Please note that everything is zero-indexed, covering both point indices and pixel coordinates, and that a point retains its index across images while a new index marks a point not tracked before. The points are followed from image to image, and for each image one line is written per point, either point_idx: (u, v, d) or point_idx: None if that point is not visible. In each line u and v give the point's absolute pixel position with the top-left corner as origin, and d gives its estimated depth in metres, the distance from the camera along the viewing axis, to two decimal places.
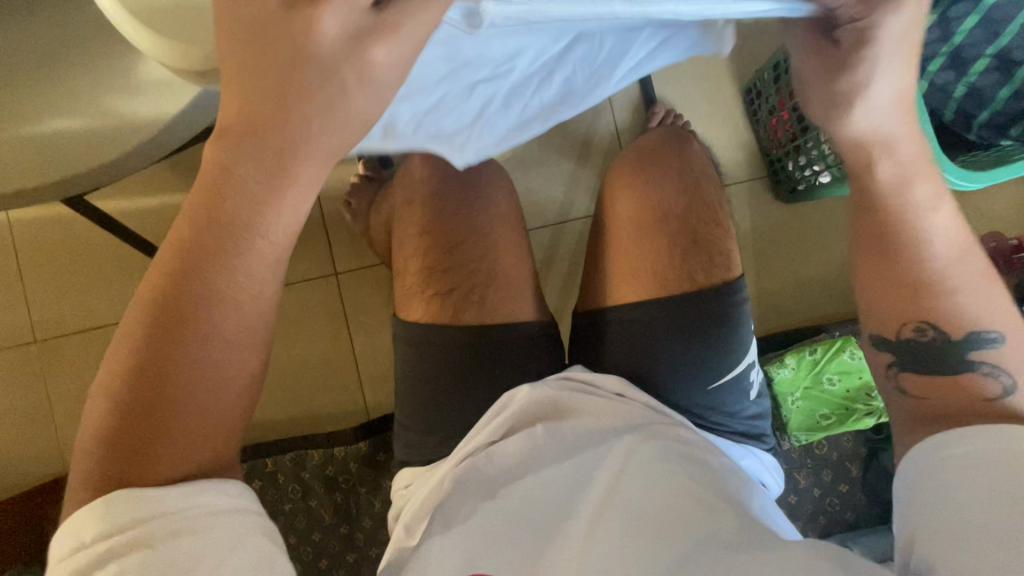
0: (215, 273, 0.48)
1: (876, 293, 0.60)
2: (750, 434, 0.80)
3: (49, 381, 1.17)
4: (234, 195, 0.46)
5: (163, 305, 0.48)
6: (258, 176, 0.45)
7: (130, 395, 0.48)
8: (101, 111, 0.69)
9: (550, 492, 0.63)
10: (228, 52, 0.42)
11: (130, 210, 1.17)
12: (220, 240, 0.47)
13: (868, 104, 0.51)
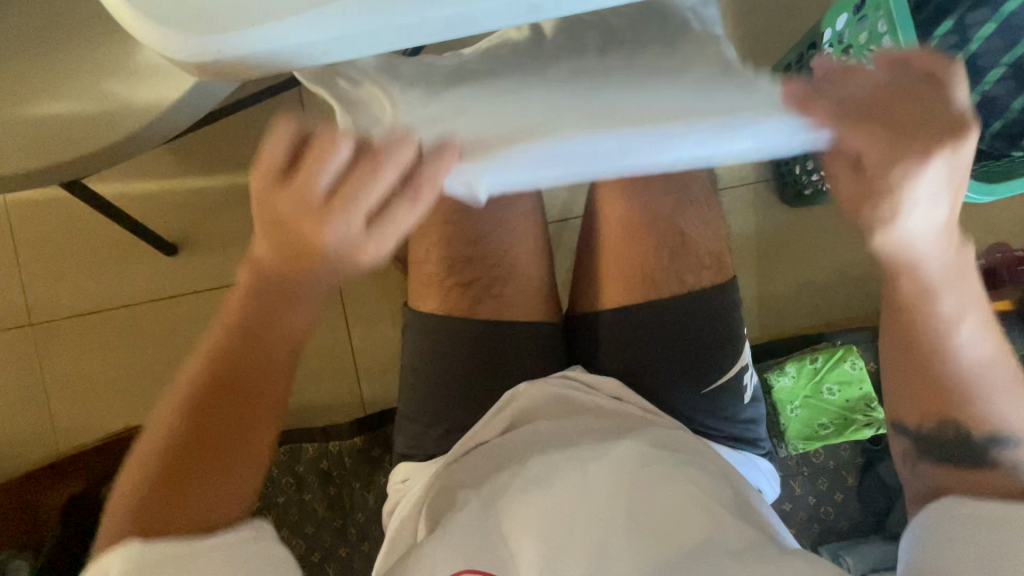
0: (251, 354, 0.54)
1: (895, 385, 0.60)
2: (746, 440, 0.77)
3: (45, 364, 1.16)
4: (280, 301, 0.53)
5: (206, 381, 0.54)
6: (288, 294, 0.52)
7: (160, 461, 0.52)
8: (99, 95, 0.68)
9: (551, 487, 0.61)
10: (265, 211, 0.49)
11: (129, 194, 1.15)
12: (255, 325, 0.53)
13: (904, 233, 0.52)
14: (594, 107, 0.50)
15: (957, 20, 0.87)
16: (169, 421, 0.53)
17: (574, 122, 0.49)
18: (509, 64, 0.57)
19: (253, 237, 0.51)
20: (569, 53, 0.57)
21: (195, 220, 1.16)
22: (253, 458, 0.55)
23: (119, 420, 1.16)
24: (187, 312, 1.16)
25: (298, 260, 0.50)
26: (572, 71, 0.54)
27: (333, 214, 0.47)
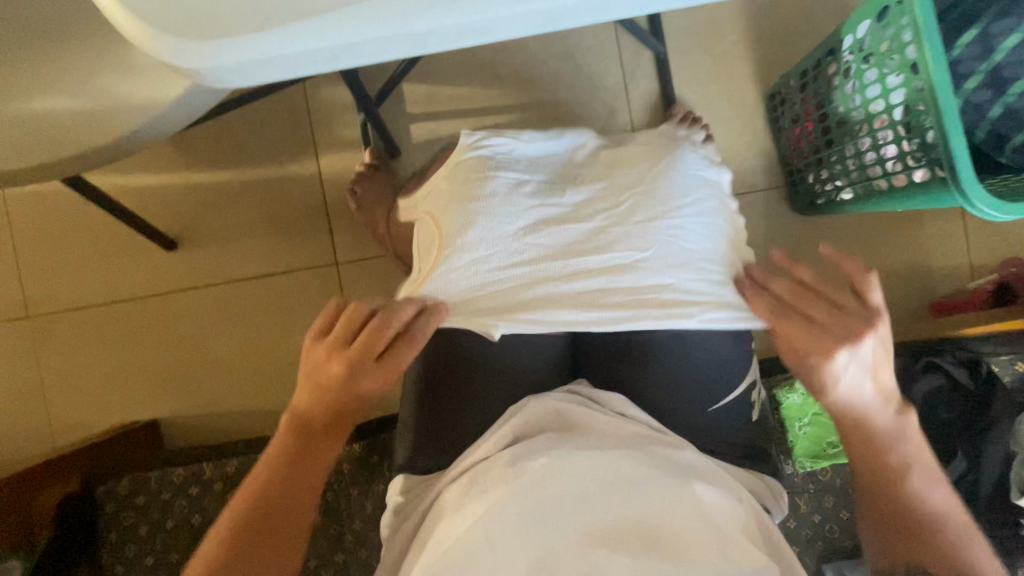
0: (284, 503, 0.62)
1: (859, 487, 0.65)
2: (756, 458, 0.73)
3: (42, 359, 1.14)
4: (341, 412, 0.65)
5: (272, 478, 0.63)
6: (322, 444, 0.65)
7: (223, 552, 0.59)
8: (98, 92, 0.66)
9: (558, 492, 0.59)
10: (314, 363, 0.64)
11: (129, 188, 1.13)
12: (292, 473, 0.63)
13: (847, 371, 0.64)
14: (594, 282, 0.65)
15: (981, 31, 0.85)
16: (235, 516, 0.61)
17: (575, 287, 0.65)
18: (530, 204, 0.67)
19: (301, 391, 0.65)
20: (581, 199, 0.68)
21: (194, 216, 1.14)
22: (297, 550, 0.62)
23: (116, 417, 1.14)
24: (185, 310, 1.14)
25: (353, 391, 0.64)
26: (587, 229, 0.66)
27: (371, 376, 0.63)
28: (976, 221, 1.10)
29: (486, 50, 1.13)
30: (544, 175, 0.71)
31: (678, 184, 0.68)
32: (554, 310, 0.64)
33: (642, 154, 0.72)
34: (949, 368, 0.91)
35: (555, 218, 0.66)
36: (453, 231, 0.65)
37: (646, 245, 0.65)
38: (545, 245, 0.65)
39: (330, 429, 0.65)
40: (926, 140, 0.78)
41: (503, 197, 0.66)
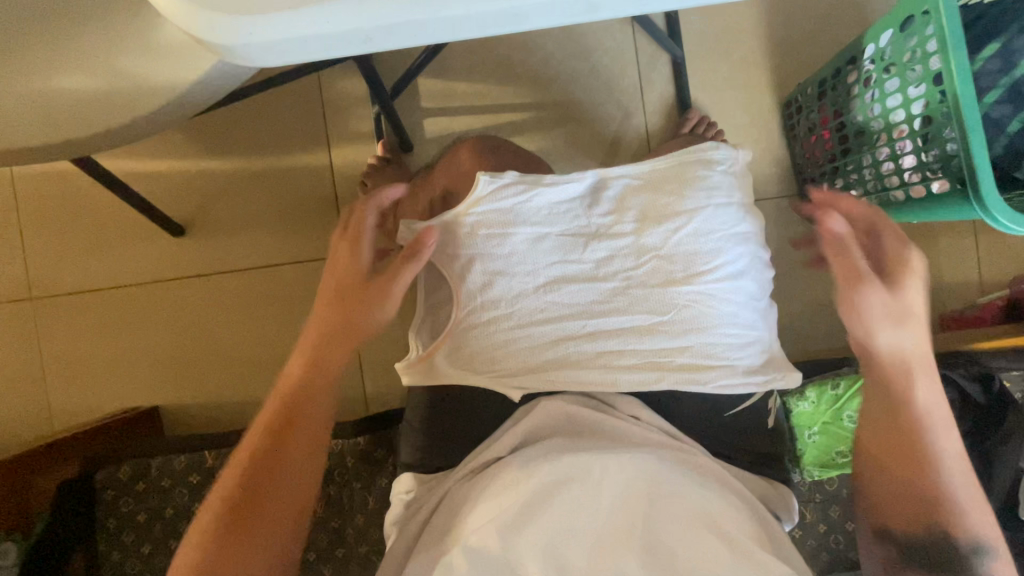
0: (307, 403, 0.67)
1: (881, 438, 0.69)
2: (765, 465, 0.72)
3: (44, 341, 1.13)
4: (309, 388, 0.68)
5: (247, 468, 0.64)
6: (340, 338, 0.69)
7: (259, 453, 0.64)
8: (114, 71, 0.65)
9: (561, 490, 0.58)
10: (331, 282, 0.71)
11: (139, 172, 1.13)
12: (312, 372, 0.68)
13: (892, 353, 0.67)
14: (616, 343, 0.67)
15: (1003, 45, 0.85)
16: (215, 514, 0.61)
17: (594, 347, 0.67)
18: (551, 261, 0.67)
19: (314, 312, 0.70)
20: (603, 255, 0.67)
21: (203, 203, 1.13)
22: (284, 531, 0.63)
23: (116, 402, 1.13)
24: (190, 297, 1.13)
25: (316, 352, 0.69)
26: (606, 290, 0.67)
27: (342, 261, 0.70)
28: (988, 237, 1.10)
29: (503, 48, 1.13)
30: (565, 226, 0.68)
31: (701, 243, 0.67)
32: (572, 370, 0.67)
33: (670, 203, 0.67)
34: (962, 381, 0.90)
35: (575, 277, 0.67)
36: (473, 288, 0.67)
37: (665, 308, 0.66)
38: (567, 303, 0.67)
39: (341, 326, 0.69)
40: (945, 152, 0.77)
41: (523, 253, 0.67)
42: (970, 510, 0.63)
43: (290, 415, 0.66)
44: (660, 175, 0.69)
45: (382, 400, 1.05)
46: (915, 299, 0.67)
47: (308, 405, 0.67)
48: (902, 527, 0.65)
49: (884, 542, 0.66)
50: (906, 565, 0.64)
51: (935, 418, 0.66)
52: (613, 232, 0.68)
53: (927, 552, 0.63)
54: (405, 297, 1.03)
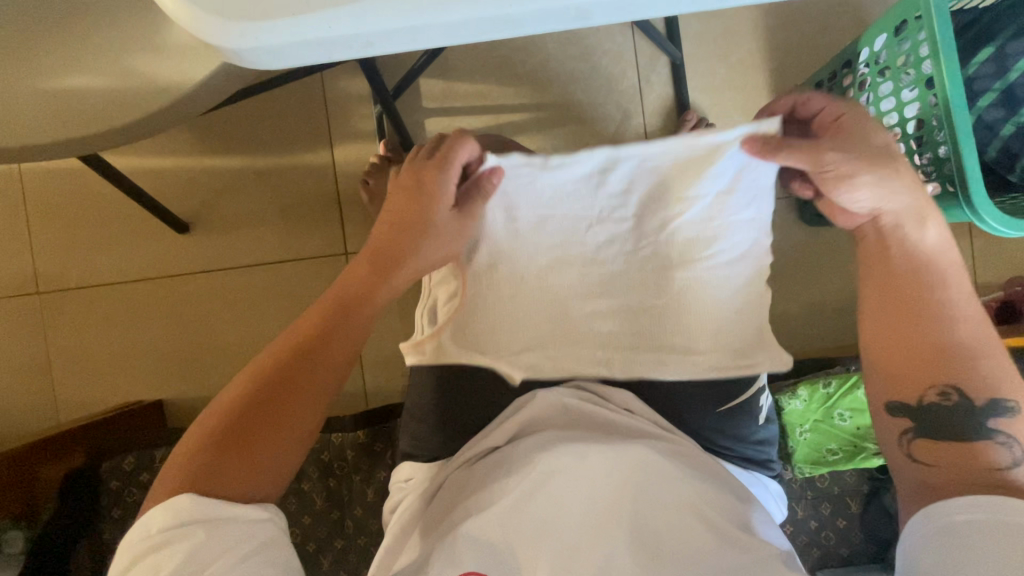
0: (357, 312, 0.62)
1: (908, 367, 0.61)
2: (755, 460, 0.73)
3: (50, 336, 1.15)
4: (357, 305, 0.62)
5: (277, 368, 0.58)
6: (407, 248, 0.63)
7: (291, 356, 0.59)
8: (124, 71, 0.67)
9: (553, 485, 0.59)
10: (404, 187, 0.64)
11: (144, 170, 1.15)
12: (372, 276, 0.62)
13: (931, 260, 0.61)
14: (612, 323, 0.70)
15: (997, 49, 0.86)
16: (227, 413, 0.56)
17: (594, 326, 0.70)
18: (552, 244, 0.68)
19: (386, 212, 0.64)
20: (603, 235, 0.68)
21: (207, 200, 1.15)
22: (296, 450, 0.57)
23: (121, 395, 1.15)
24: (194, 292, 1.15)
25: (376, 268, 0.63)
26: (606, 273, 0.69)
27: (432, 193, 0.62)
28: (983, 240, 1.11)
29: (504, 49, 1.14)
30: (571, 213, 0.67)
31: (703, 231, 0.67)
32: (569, 346, 0.71)
33: (676, 189, 0.65)
34: None
35: (576, 258, 0.68)
36: (477, 269, 0.69)
37: (663, 294, 0.68)
38: (563, 287, 0.69)
39: (408, 233, 0.62)
40: (938, 154, 0.79)
41: (524, 235, 0.67)
42: (984, 354, 0.59)
43: (329, 331, 0.61)
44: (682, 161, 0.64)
45: (382, 395, 1.06)
46: (883, 141, 0.59)
47: (349, 328, 0.61)
48: (916, 392, 0.60)
49: (896, 411, 0.61)
50: (920, 435, 0.60)
51: (941, 262, 0.61)
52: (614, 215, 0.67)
53: (944, 414, 0.59)
54: (405, 295, 1.05)
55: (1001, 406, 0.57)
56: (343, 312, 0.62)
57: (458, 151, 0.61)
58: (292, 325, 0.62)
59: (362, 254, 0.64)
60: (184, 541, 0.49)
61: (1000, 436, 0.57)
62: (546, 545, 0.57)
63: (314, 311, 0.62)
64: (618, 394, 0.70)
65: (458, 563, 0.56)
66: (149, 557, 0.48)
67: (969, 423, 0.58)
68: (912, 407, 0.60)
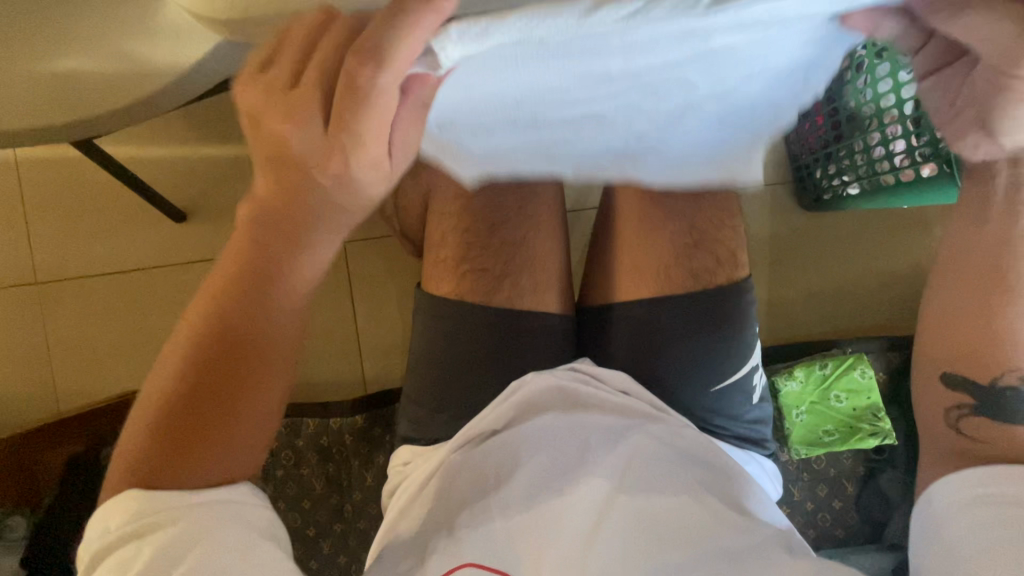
0: (287, 267, 0.51)
1: (977, 336, 0.57)
2: (750, 439, 0.73)
3: (49, 325, 1.16)
4: (283, 259, 0.51)
5: (213, 346, 0.51)
6: (327, 190, 0.47)
7: (223, 327, 0.51)
8: (116, 55, 0.67)
9: (543, 485, 0.60)
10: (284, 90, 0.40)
11: (140, 158, 1.14)
12: (292, 225, 0.49)
13: None
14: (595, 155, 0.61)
15: None
16: (169, 385, 0.51)
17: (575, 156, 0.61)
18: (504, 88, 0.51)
19: (273, 132, 0.42)
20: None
21: (204, 189, 1.14)
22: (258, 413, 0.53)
23: (121, 384, 1.16)
24: (193, 281, 1.15)
25: (284, 196, 0.48)
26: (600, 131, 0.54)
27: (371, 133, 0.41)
28: None
29: None
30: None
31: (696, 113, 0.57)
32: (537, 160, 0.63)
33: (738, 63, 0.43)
34: None
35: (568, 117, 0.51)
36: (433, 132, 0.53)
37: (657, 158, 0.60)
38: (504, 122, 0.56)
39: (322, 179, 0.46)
40: (936, 138, 0.78)
41: (474, 101, 0.47)
42: None
43: (259, 274, 0.51)
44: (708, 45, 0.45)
45: (380, 382, 1.06)
46: None
47: (281, 287, 0.52)
48: (992, 372, 0.56)
49: (956, 389, 0.58)
50: (978, 415, 0.57)
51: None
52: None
53: (1010, 398, 0.56)
54: (403, 281, 1.05)
55: None
56: (269, 264, 0.51)
57: (386, 61, 0.35)
58: (218, 266, 0.54)
59: (267, 192, 0.48)
60: (150, 533, 0.48)
61: None
62: (545, 545, 0.56)
63: (234, 268, 0.52)
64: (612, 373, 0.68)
65: (458, 554, 0.56)
66: (117, 549, 0.47)
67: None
68: (971, 382, 0.57)
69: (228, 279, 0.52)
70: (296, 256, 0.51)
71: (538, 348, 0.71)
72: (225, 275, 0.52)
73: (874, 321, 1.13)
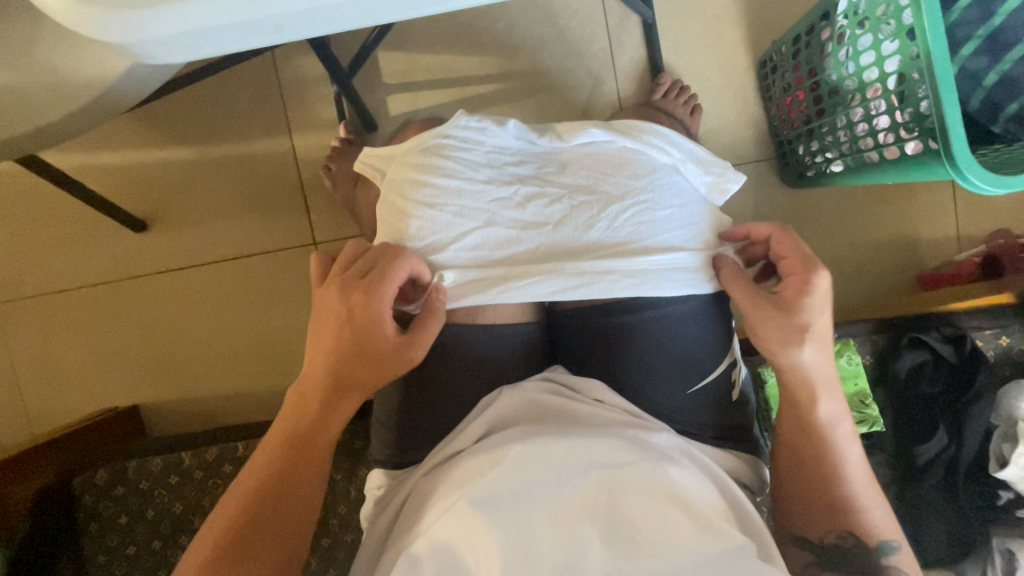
0: (332, 414, 0.61)
1: (812, 506, 0.64)
2: (736, 438, 0.71)
3: (12, 346, 1.11)
4: (328, 409, 0.61)
5: (265, 484, 0.58)
6: (368, 364, 0.60)
7: (277, 466, 0.59)
8: (34, 64, 0.60)
9: (520, 480, 0.56)
10: (337, 281, 0.60)
11: (91, 166, 1.08)
12: (338, 380, 0.60)
13: (825, 412, 0.63)
14: (541, 161, 0.69)
15: None
16: (225, 522, 0.57)
17: (534, 147, 0.70)
18: (489, 194, 0.65)
19: (325, 290, 0.60)
20: (533, 196, 0.66)
21: (162, 195, 1.08)
22: (287, 548, 0.58)
23: (92, 403, 1.12)
24: (159, 294, 1.10)
25: (336, 375, 0.60)
26: (555, 196, 0.66)
27: (381, 293, 0.58)
28: (966, 192, 1.09)
29: (466, 16, 1.07)
30: (516, 231, 0.65)
31: (635, 156, 0.68)
32: (494, 125, 0.68)
33: (631, 242, 0.65)
34: (935, 344, 0.86)
35: (513, 211, 0.65)
36: (422, 199, 0.64)
37: (618, 168, 0.67)
38: (481, 163, 0.66)
39: (365, 356, 0.59)
40: (919, 111, 0.74)
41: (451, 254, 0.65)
42: (863, 509, 0.63)
43: (309, 432, 0.61)
44: (630, 240, 0.65)
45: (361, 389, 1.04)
46: (813, 308, 0.61)
47: (324, 433, 0.61)
48: (819, 531, 0.63)
49: (803, 548, 0.64)
50: (826, 571, 0.63)
51: (836, 434, 0.64)
52: (560, 199, 0.66)
53: (843, 552, 0.62)
54: None
55: (886, 546, 0.62)
56: (319, 412, 0.61)
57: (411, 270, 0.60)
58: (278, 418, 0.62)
59: (318, 365, 0.61)
60: None
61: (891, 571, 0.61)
62: (511, 549, 0.52)
63: (288, 418, 0.61)
64: (598, 387, 0.66)
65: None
66: None
67: (869, 559, 0.62)
68: (816, 543, 0.64)
69: (286, 427, 0.61)
70: (341, 407, 0.61)
71: (508, 358, 0.69)
72: (284, 420, 0.61)
73: (863, 299, 1.10)
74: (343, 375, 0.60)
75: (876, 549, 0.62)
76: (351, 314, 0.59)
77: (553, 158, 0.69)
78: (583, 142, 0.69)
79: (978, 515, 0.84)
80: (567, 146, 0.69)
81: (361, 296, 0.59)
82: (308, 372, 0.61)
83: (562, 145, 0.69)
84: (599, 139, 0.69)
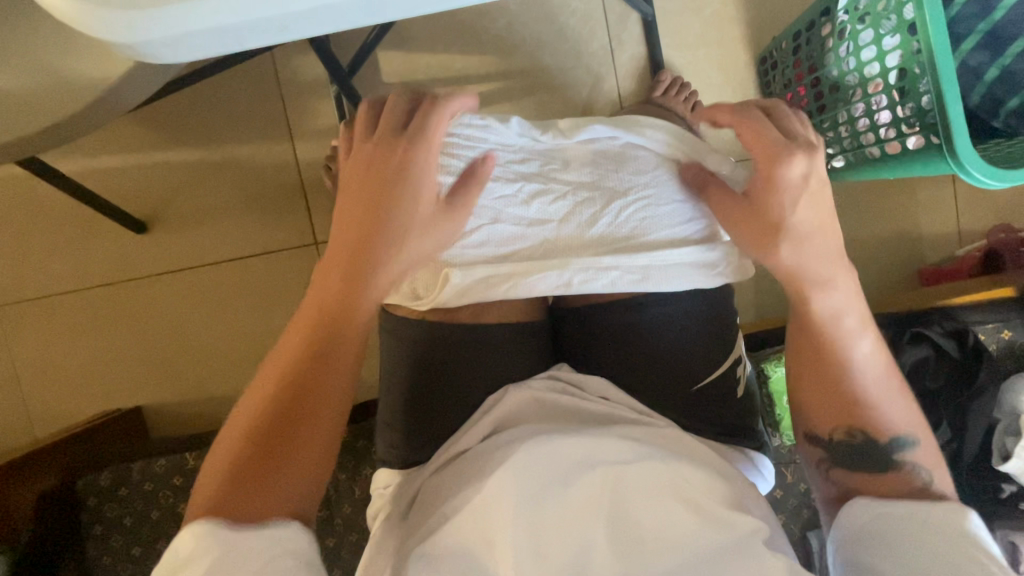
0: (366, 278, 0.59)
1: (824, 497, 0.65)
2: (742, 434, 0.71)
3: (13, 349, 1.11)
4: (361, 274, 0.58)
5: (291, 371, 0.56)
6: (410, 222, 0.59)
7: (304, 347, 0.57)
8: (35, 67, 0.60)
9: (528, 483, 0.55)
10: (368, 147, 0.59)
11: (91, 169, 1.07)
12: (374, 240, 0.58)
13: (826, 304, 0.61)
14: (545, 157, 0.68)
15: None
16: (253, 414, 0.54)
17: (537, 143, 0.69)
18: (494, 191, 0.64)
19: (355, 153, 0.60)
20: (538, 193, 0.65)
21: (163, 197, 1.08)
22: (324, 435, 0.55)
23: (95, 406, 1.12)
24: (161, 296, 1.10)
25: (368, 234, 0.58)
26: (560, 191, 0.66)
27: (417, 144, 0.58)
28: (966, 187, 1.09)
29: (465, 14, 1.07)
30: (523, 228, 0.64)
31: (637, 152, 0.68)
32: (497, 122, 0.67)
33: (640, 233, 0.65)
34: (937, 339, 0.86)
35: (518, 208, 0.65)
36: None
37: (623, 163, 0.67)
38: None
39: (399, 211, 0.58)
40: (921, 105, 0.74)
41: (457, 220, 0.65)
42: (876, 404, 0.60)
43: (341, 309, 0.58)
44: (634, 233, 0.65)
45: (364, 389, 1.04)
46: (780, 204, 0.60)
47: (356, 306, 0.58)
48: (828, 430, 0.62)
49: (813, 444, 0.63)
50: (839, 467, 0.61)
51: (843, 326, 0.61)
52: (564, 195, 0.65)
53: (853, 450, 0.60)
54: None
55: (901, 442, 0.59)
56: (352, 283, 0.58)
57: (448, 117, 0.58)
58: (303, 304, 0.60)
59: (351, 226, 0.59)
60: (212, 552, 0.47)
61: (906, 465, 0.58)
62: (519, 546, 0.52)
63: (317, 295, 0.59)
64: (601, 381, 0.67)
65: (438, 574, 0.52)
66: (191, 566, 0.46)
67: (882, 455, 0.59)
68: (825, 440, 0.62)
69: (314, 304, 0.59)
70: (375, 269, 0.59)
71: (513, 357, 0.69)
72: (313, 296, 0.59)
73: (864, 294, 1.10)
74: (379, 236, 0.58)
75: (892, 450, 0.59)
76: (385, 173, 0.58)
77: (558, 153, 0.69)
78: (587, 137, 0.69)
79: (982, 508, 0.85)
80: (570, 139, 0.69)
81: (399, 149, 0.58)
82: (341, 233, 0.59)
83: (565, 140, 0.69)
84: (602, 133, 0.69)
